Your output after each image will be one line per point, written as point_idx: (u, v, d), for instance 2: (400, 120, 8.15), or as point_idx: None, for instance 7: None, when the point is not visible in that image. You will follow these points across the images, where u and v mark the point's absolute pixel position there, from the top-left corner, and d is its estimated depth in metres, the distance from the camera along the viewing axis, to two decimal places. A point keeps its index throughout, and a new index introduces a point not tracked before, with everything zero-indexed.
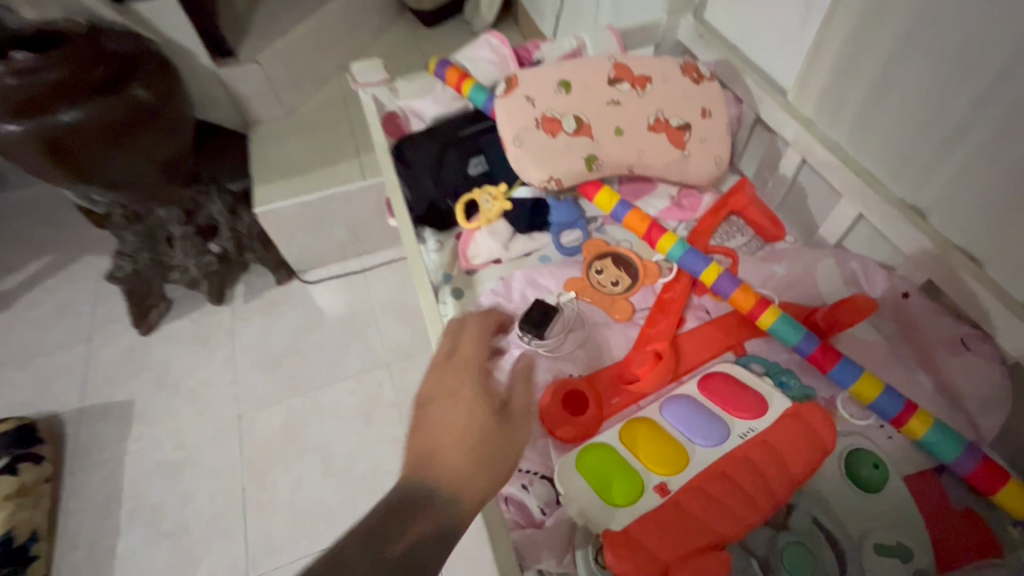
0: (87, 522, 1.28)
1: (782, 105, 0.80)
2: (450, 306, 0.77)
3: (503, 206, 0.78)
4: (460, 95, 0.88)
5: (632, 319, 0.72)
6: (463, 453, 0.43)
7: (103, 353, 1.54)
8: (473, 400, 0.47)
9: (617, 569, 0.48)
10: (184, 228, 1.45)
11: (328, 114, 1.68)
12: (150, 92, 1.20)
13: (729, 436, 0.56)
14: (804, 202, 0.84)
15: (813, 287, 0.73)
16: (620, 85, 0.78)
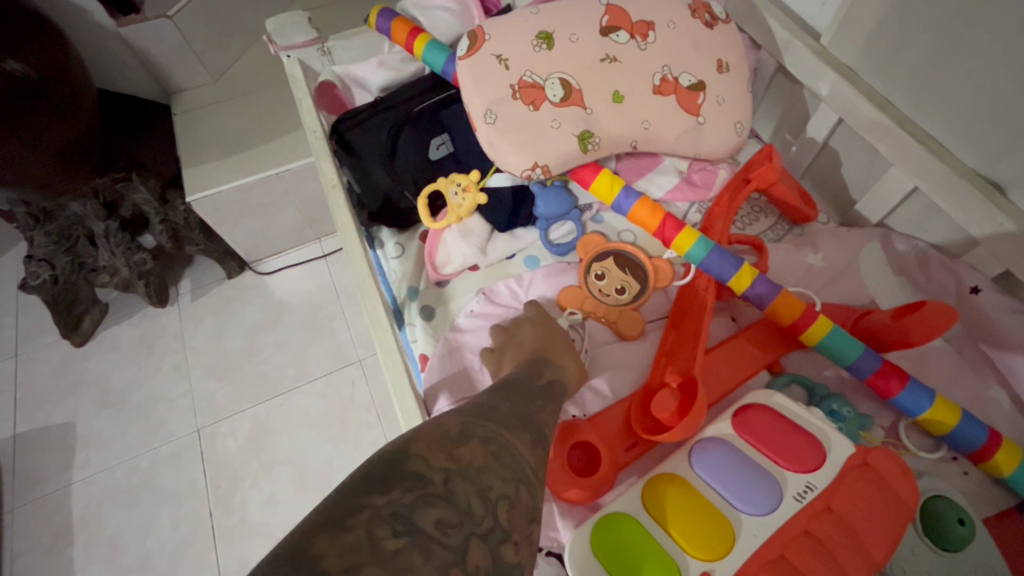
0: (35, 563, 1.14)
1: (815, 50, 0.64)
2: (420, 325, 0.63)
3: (476, 198, 0.62)
4: (412, 56, 0.70)
5: (643, 335, 0.59)
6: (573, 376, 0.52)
7: (33, 371, 1.36)
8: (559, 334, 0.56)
9: None
10: (107, 223, 1.26)
11: (263, 75, 1.44)
12: (24, 64, 0.91)
13: (782, 499, 0.44)
14: (835, 170, 0.70)
15: (859, 280, 0.61)
16: (616, 35, 0.61)
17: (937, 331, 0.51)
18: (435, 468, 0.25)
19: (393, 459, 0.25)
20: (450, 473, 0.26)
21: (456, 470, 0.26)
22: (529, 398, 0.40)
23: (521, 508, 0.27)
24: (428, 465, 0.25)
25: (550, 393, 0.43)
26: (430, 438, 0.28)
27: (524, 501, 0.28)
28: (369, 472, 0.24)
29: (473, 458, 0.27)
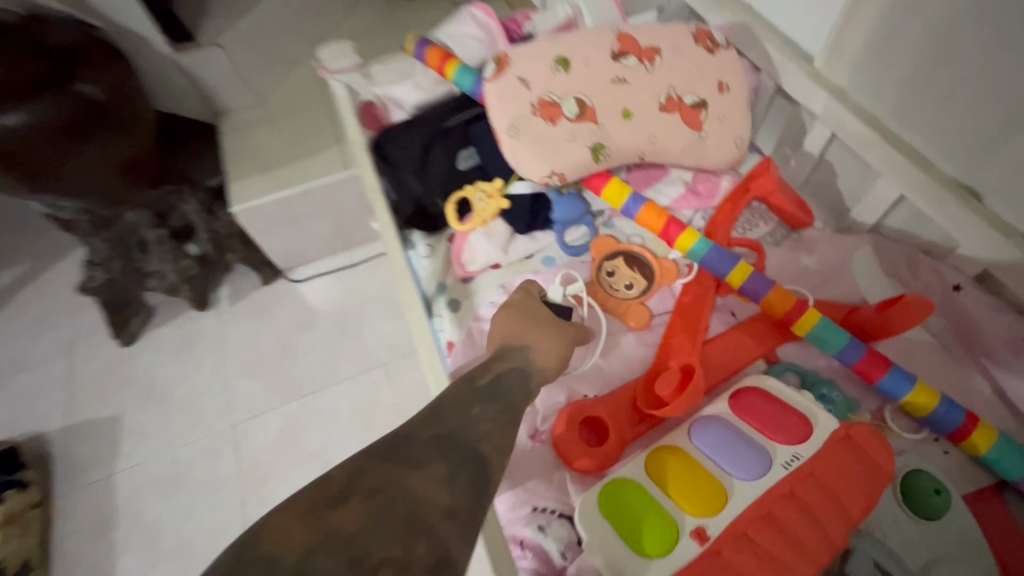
0: (82, 546, 1.22)
1: (809, 73, 0.71)
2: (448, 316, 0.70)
3: (499, 204, 0.70)
4: (443, 79, 0.78)
5: (650, 326, 0.65)
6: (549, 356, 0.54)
7: (85, 368, 1.46)
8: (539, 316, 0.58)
9: None
10: (158, 231, 1.37)
11: (302, 97, 1.56)
12: (98, 87, 1.02)
13: (771, 466, 0.49)
14: (832, 181, 0.76)
15: (849, 281, 0.66)
16: (625, 59, 0.69)
17: (915, 320, 0.57)
18: (299, 543, 0.30)
19: (260, 538, 0.30)
20: (312, 547, 0.29)
21: (320, 541, 0.30)
22: (461, 412, 0.41)
23: (407, 559, 0.31)
24: (290, 542, 0.29)
25: (493, 394, 0.45)
26: (308, 504, 0.32)
27: (409, 556, 0.31)
28: (234, 555, 0.29)
29: (341, 524, 0.31)
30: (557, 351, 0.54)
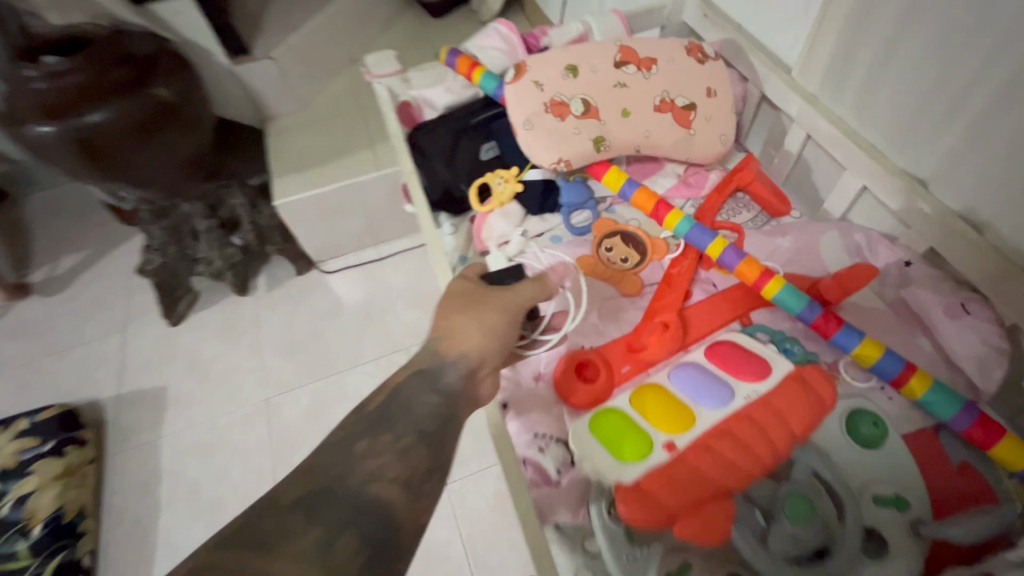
0: (129, 501, 1.34)
1: (787, 82, 0.82)
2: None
3: (514, 187, 0.82)
4: (471, 83, 0.91)
5: (641, 293, 0.75)
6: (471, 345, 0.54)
7: (137, 343, 1.62)
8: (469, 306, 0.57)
9: (627, 517, 0.52)
10: (208, 221, 1.52)
11: (339, 106, 1.72)
12: (170, 90, 1.24)
13: (733, 398, 0.59)
14: (809, 177, 0.86)
15: (817, 259, 0.76)
16: (626, 67, 0.81)
17: (858, 285, 0.70)
18: None
19: None
20: None
21: None
22: (327, 467, 0.41)
23: None
24: None
25: (380, 422, 0.45)
26: None
27: None
28: None
29: None
30: (479, 330, 0.54)
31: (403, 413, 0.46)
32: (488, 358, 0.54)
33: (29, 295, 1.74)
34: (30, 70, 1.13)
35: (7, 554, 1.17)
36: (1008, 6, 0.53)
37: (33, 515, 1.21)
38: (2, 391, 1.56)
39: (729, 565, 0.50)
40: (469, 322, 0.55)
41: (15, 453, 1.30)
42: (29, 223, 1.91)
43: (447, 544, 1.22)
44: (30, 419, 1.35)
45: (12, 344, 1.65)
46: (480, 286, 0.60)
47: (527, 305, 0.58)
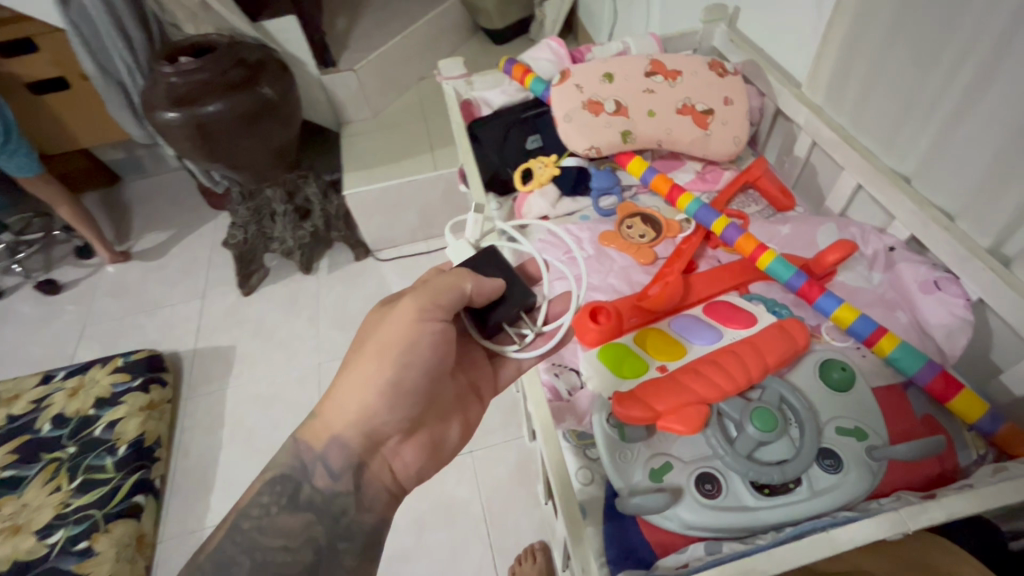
0: (196, 438, 1.53)
1: (797, 95, 0.94)
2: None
3: (553, 170, 0.97)
4: (523, 87, 1.08)
5: (654, 262, 0.88)
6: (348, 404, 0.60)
7: (214, 307, 1.85)
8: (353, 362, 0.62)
9: (622, 414, 0.63)
10: (286, 207, 1.75)
11: (406, 116, 1.96)
12: (272, 90, 1.48)
13: (721, 338, 0.71)
14: (815, 179, 0.97)
15: (812, 244, 0.86)
16: (655, 77, 0.96)
17: (841, 262, 0.80)
18: None
19: None
20: None
21: None
22: None
23: None
24: None
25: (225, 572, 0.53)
26: None
27: None
28: None
29: None
30: (355, 394, 0.60)
31: (251, 552, 0.55)
32: (370, 415, 0.60)
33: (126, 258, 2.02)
34: (168, 69, 1.41)
35: (97, 467, 1.38)
36: (963, 27, 0.65)
37: (121, 437, 1.43)
38: (100, 339, 1.82)
39: (704, 466, 0.61)
40: (343, 396, 0.61)
41: (110, 385, 1.53)
42: (136, 203, 2.22)
43: (468, 502, 1.33)
44: (125, 358, 1.58)
45: (112, 301, 1.92)
46: (370, 332, 0.63)
47: (399, 353, 0.60)
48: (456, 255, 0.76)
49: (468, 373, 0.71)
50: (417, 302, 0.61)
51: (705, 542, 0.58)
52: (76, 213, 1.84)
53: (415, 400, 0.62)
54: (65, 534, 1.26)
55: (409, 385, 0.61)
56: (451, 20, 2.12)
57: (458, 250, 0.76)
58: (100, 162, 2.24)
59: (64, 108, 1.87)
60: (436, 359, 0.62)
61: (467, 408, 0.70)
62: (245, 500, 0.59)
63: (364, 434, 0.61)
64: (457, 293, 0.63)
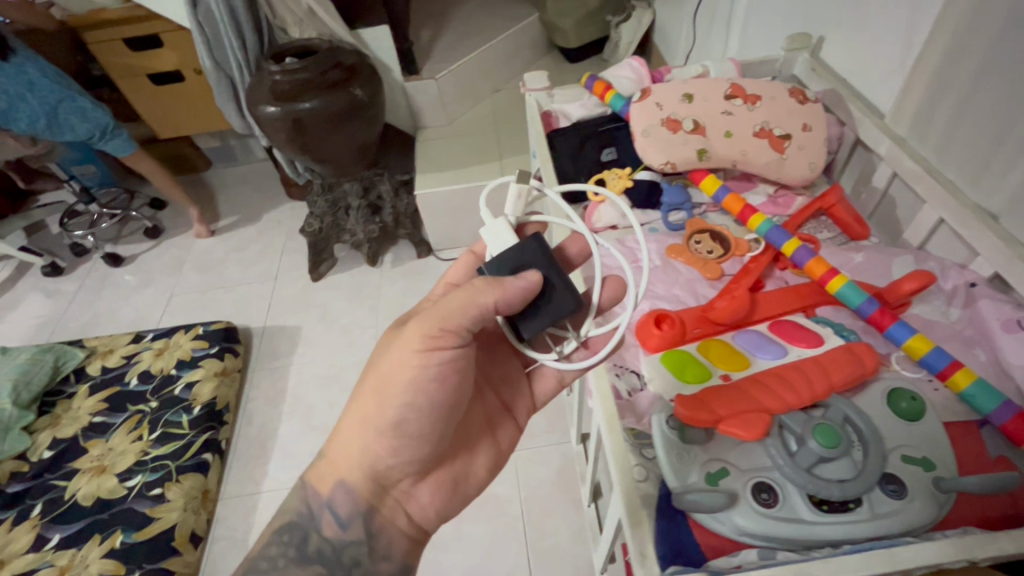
0: (260, 407, 1.63)
1: (880, 126, 0.95)
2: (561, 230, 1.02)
3: (625, 182, 1.00)
4: (602, 102, 1.12)
5: (720, 278, 0.90)
6: (354, 452, 0.69)
7: (286, 289, 1.98)
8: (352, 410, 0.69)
9: (682, 413, 0.64)
10: (360, 202, 1.89)
11: (478, 125, 2.06)
12: (363, 91, 1.61)
13: (786, 355, 0.72)
14: (894, 211, 0.97)
15: (886, 274, 0.85)
16: (734, 100, 0.98)
17: (917, 293, 0.79)
18: None
19: None
20: None
21: None
22: None
23: None
24: None
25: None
26: None
27: None
28: None
29: None
30: (358, 445, 0.69)
31: None
32: (374, 463, 0.69)
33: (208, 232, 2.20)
34: (274, 68, 1.55)
35: (174, 422, 1.51)
36: None
37: (197, 398, 1.55)
38: (184, 309, 1.98)
39: (761, 475, 0.63)
40: (349, 436, 0.69)
41: (191, 349, 1.67)
42: (225, 189, 2.43)
43: (508, 500, 1.36)
44: (205, 328, 1.72)
45: (196, 276, 2.09)
46: (369, 372, 0.68)
47: (393, 401, 0.64)
48: (492, 242, 0.65)
49: (500, 394, 0.79)
50: (422, 331, 0.61)
51: (757, 548, 0.60)
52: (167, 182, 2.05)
53: (417, 443, 0.68)
54: (142, 480, 1.38)
55: (409, 429, 0.66)
56: (528, 37, 2.22)
57: (496, 235, 0.64)
58: (198, 149, 2.46)
59: (176, 97, 2.08)
60: (439, 396, 0.65)
61: (497, 426, 0.79)
62: (255, 554, 0.71)
63: (378, 475, 0.71)
64: (469, 314, 0.59)
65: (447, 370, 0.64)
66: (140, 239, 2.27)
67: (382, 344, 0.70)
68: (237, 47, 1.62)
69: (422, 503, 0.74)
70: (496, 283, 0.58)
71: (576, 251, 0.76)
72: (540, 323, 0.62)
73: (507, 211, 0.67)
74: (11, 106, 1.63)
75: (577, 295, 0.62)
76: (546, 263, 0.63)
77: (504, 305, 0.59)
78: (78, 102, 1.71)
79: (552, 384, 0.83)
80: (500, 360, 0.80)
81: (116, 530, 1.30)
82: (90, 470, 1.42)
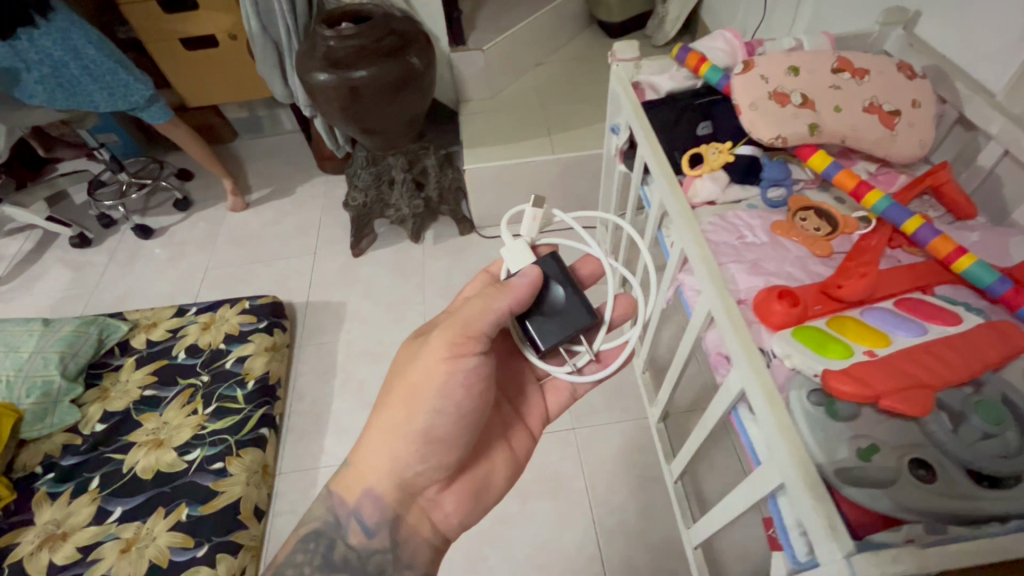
0: (310, 383, 1.61)
1: (992, 103, 0.93)
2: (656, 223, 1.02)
3: (727, 157, 0.98)
4: (694, 75, 1.09)
5: (831, 256, 0.88)
6: (381, 463, 0.78)
7: (326, 265, 1.94)
8: (377, 421, 0.79)
9: (834, 388, 0.65)
10: (405, 175, 1.83)
11: (522, 99, 2.01)
12: (420, 60, 1.56)
13: (926, 332, 0.71)
14: (1000, 191, 0.96)
15: (1006, 254, 0.85)
16: (841, 74, 0.96)
17: None
18: None
19: None
20: None
21: None
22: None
23: None
24: None
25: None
26: None
27: None
28: None
29: None
30: (387, 456, 0.78)
31: None
32: (401, 472, 0.78)
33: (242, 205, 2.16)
34: (328, 32, 1.48)
35: (228, 396, 1.48)
36: None
37: (249, 372, 1.53)
38: (222, 283, 1.94)
39: (914, 453, 0.62)
40: (378, 444, 0.78)
41: (238, 324, 1.64)
42: (254, 161, 2.36)
43: (573, 478, 1.36)
44: (251, 302, 1.69)
45: (231, 250, 2.04)
46: (393, 386, 0.79)
47: (421, 407, 0.75)
48: (513, 259, 0.82)
49: (513, 404, 0.94)
50: (448, 342, 0.75)
51: (922, 523, 0.59)
52: (203, 153, 2.00)
53: (443, 448, 0.78)
54: (202, 454, 1.37)
55: (439, 433, 0.76)
56: (571, 10, 2.16)
57: (517, 255, 0.81)
58: (225, 119, 2.39)
59: (210, 63, 2.00)
60: (466, 401, 0.77)
61: (512, 435, 0.92)
62: (283, 559, 0.79)
63: (405, 485, 0.79)
64: (489, 319, 0.75)
65: (472, 378, 0.76)
66: (169, 212, 2.21)
67: (407, 355, 0.81)
68: (286, 11, 1.55)
69: (447, 512, 0.83)
70: (508, 287, 0.75)
71: (587, 271, 1.00)
72: (558, 336, 0.78)
73: (524, 230, 0.83)
74: (55, 71, 1.59)
75: (590, 313, 0.79)
76: (562, 282, 0.80)
77: (516, 304, 0.76)
78: (122, 72, 1.66)
79: (563, 397, 0.98)
80: (512, 373, 0.95)
81: (180, 503, 1.28)
82: (146, 444, 1.40)
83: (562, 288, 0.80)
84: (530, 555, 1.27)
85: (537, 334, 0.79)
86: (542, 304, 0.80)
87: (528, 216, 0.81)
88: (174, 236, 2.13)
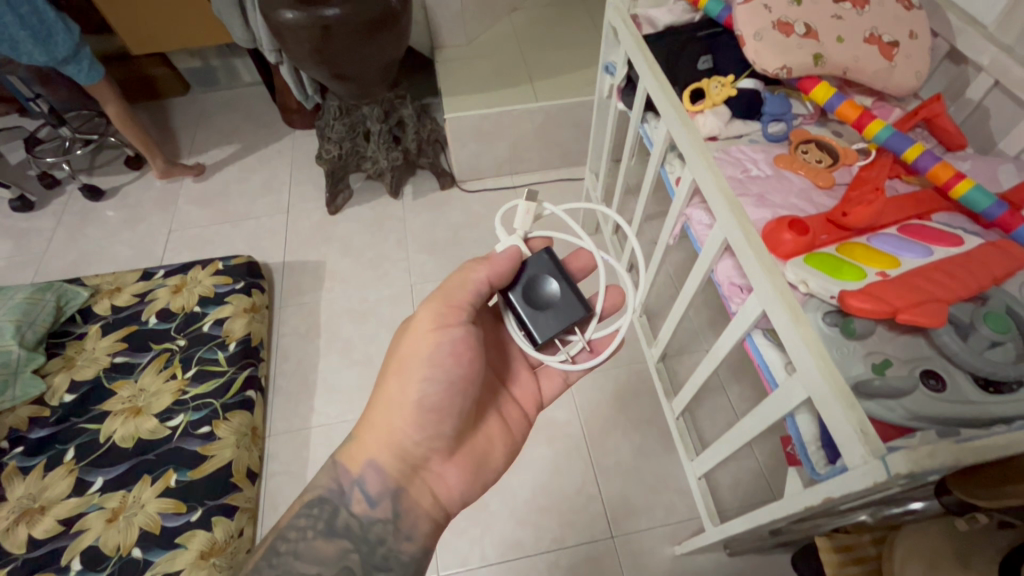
0: (293, 344, 1.56)
1: (984, 34, 0.94)
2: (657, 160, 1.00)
3: (730, 91, 0.97)
4: (693, 8, 1.06)
5: (833, 187, 0.89)
6: (380, 435, 0.76)
7: (300, 223, 1.85)
8: (377, 398, 0.76)
9: (852, 306, 0.66)
10: (381, 126, 1.73)
11: (499, 45, 1.93)
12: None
13: (932, 254, 0.73)
14: (986, 122, 1.00)
15: (995, 181, 0.88)
16: (843, 3, 0.94)
17: None
18: None
19: None
20: None
21: None
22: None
23: None
24: None
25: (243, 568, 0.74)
26: None
27: None
28: None
29: None
30: (383, 424, 0.75)
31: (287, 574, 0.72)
32: (401, 447, 0.76)
33: (185, 178, 2.00)
34: None
35: (209, 359, 1.41)
36: None
37: (229, 335, 1.46)
38: (187, 244, 1.83)
39: (924, 364, 0.65)
40: (377, 417, 0.76)
41: (212, 286, 1.55)
42: (210, 115, 2.20)
43: (569, 424, 1.38)
44: (224, 263, 1.60)
45: (194, 210, 1.92)
46: (391, 357, 0.78)
47: (416, 370, 0.73)
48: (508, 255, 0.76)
49: (508, 383, 0.92)
50: (434, 313, 0.74)
51: (934, 429, 0.62)
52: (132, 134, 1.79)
53: (440, 418, 0.75)
54: (185, 419, 1.31)
55: (431, 402, 0.73)
56: None
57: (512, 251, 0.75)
58: (174, 69, 2.20)
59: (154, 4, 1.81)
60: (456, 368, 0.74)
61: (506, 410, 0.90)
62: (284, 525, 0.76)
63: (406, 455, 0.76)
64: (471, 284, 0.74)
65: (459, 345, 0.75)
66: (119, 170, 2.05)
67: (400, 330, 0.80)
68: None
69: (450, 485, 0.80)
70: (486, 259, 0.74)
71: (578, 265, 0.95)
72: (555, 329, 0.76)
73: (518, 224, 0.77)
74: None
75: (584, 304, 0.77)
76: (553, 274, 0.77)
77: (492, 273, 0.74)
78: (26, 31, 1.41)
79: (557, 383, 0.96)
80: (506, 356, 0.93)
81: (167, 469, 1.23)
82: (123, 411, 1.32)
83: (561, 284, 0.77)
84: (532, 500, 1.29)
85: (530, 320, 0.77)
86: (541, 300, 0.77)
87: (521, 210, 0.76)
88: (127, 198, 1.97)
